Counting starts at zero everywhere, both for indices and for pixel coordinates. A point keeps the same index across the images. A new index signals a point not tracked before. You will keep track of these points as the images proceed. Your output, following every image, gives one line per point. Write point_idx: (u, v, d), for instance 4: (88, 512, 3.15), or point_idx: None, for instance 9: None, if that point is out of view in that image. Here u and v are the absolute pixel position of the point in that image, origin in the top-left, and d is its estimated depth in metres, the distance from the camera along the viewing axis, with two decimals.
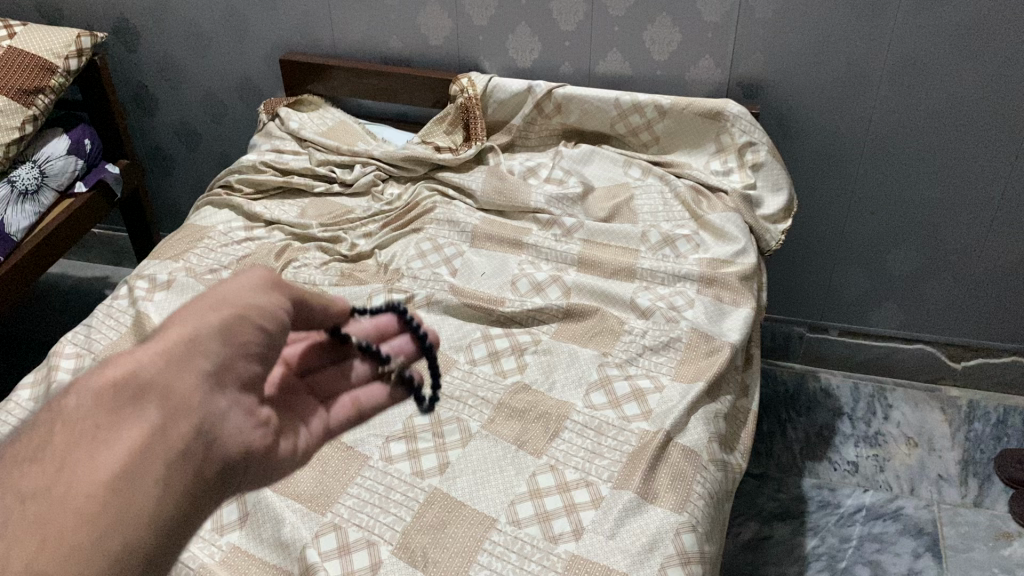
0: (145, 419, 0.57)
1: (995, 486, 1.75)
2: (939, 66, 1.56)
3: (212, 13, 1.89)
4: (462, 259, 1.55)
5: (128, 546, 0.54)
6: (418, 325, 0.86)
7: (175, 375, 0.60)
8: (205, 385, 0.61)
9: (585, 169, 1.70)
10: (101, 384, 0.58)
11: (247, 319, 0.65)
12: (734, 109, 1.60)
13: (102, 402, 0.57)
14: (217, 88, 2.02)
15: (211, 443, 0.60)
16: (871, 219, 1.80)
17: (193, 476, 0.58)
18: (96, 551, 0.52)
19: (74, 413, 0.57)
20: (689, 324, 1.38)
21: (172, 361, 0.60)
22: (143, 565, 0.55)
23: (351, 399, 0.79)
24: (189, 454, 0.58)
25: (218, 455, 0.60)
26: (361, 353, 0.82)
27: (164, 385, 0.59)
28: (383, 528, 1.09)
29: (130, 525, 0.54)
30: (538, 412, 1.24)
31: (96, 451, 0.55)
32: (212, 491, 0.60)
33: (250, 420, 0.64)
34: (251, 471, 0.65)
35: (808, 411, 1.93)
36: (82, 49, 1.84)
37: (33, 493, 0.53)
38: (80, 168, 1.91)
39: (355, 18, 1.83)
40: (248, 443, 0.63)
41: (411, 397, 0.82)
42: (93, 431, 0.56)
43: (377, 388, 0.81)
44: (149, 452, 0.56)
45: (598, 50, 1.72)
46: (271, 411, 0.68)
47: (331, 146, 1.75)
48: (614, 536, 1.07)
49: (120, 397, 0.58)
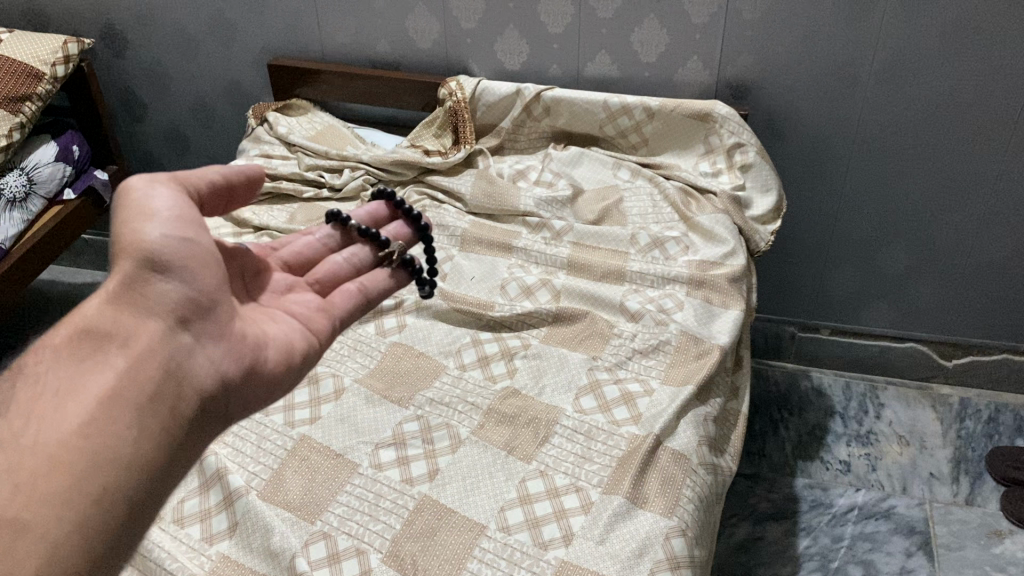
0: (115, 364, 0.78)
1: (986, 483, 1.75)
2: (925, 66, 1.57)
3: (199, 17, 1.89)
4: (452, 263, 1.54)
5: (125, 457, 0.74)
6: (415, 215, 1.14)
7: (129, 333, 0.81)
8: (161, 334, 0.82)
9: (574, 171, 1.69)
10: (72, 348, 0.79)
11: (167, 242, 0.84)
12: (722, 109, 1.60)
13: (74, 360, 0.78)
14: (205, 92, 2.02)
15: (180, 377, 0.81)
16: (859, 219, 1.80)
17: (167, 403, 0.79)
18: (102, 461, 0.72)
19: (60, 369, 0.78)
20: (678, 327, 1.38)
21: (120, 322, 0.82)
22: (147, 468, 0.75)
23: (357, 282, 1.03)
24: (162, 388, 0.79)
25: (189, 385, 0.81)
26: (368, 240, 1.09)
27: (123, 340, 0.81)
28: (373, 536, 1.09)
29: (121, 442, 0.74)
30: (527, 417, 1.24)
31: (81, 394, 0.76)
32: (193, 417, 0.81)
33: (217, 355, 0.85)
34: (233, 395, 0.86)
35: (800, 411, 1.94)
36: (69, 55, 1.83)
37: (37, 431, 0.72)
38: (68, 175, 1.89)
39: (342, 22, 1.82)
40: (221, 371, 0.84)
41: (408, 275, 1.07)
42: (75, 380, 0.77)
43: (380, 270, 1.06)
44: (119, 396, 0.76)
45: (586, 52, 1.72)
46: (242, 336, 0.88)
47: (320, 150, 1.74)
48: (604, 541, 1.06)
49: (89, 353, 0.79)
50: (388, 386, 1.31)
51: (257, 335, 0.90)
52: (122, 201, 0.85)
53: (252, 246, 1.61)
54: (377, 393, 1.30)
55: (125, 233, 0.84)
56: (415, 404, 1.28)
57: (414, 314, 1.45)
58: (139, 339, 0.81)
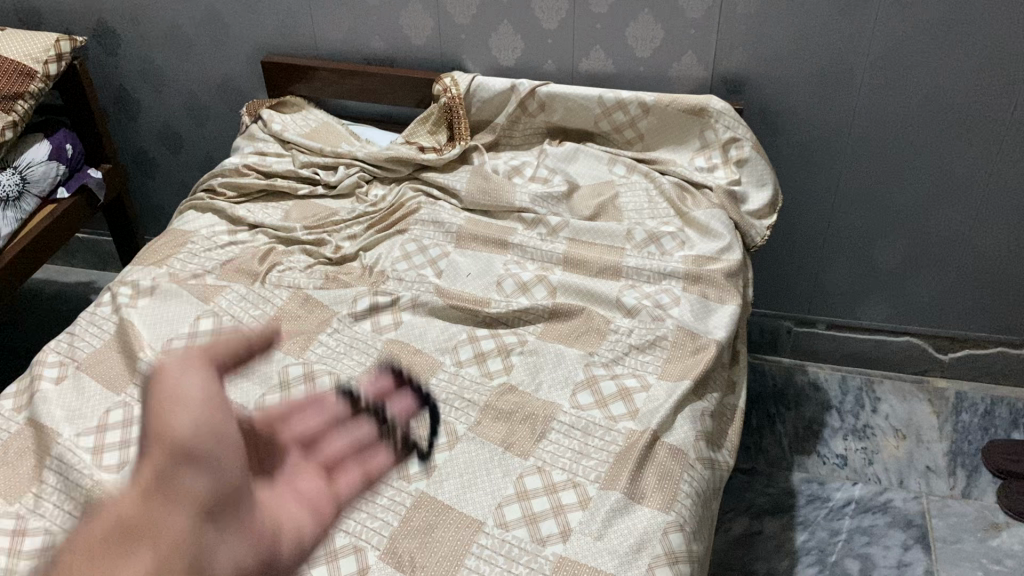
0: (138, 564, 0.63)
1: (983, 476, 1.76)
2: (921, 58, 1.57)
3: (192, 15, 1.88)
4: (448, 260, 1.54)
5: None
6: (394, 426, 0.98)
7: (158, 521, 0.66)
8: (191, 525, 0.67)
9: (569, 167, 1.69)
10: (89, 535, 0.64)
11: (202, 431, 0.70)
12: (717, 104, 1.60)
13: (92, 553, 0.63)
14: (199, 90, 2.01)
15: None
16: (856, 212, 1.80)
17: None
18: None
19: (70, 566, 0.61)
20: (674, 322, 1.38)
21: (147, 506, 0.67)
22: None
23: (360, 469, 0.87)
24: None
25: None
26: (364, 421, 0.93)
27: (150, 530, 0.66)
28: (371, 533, 1.08)
29: None
30: (524, 413, 1.24)
31: None
32: None
33: (240, 551, 0.71)
34: None
35: (796, 405, 1.94)
36: (61, 53, 1.82)
37: None
38: (62, 173, 1.89)
39: (336, 18, 1.81)
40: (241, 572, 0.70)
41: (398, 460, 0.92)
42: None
43: (384, 457, 0.89)
44: None
45: (581, 48, 1.72)
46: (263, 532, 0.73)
47: (314, 147, 1.74)
48: (602, 537, 1.06)
49: (108, 547, 0.64)
50: None
51: (272, 523, 0.75)
52: (158, 380, 0.71)
53: (246, 244, 1.60)
54: None
55: (156, 420, 0.70)
56: None
57: (411, 311, 1.44)
58: (170, 532, 0.66)
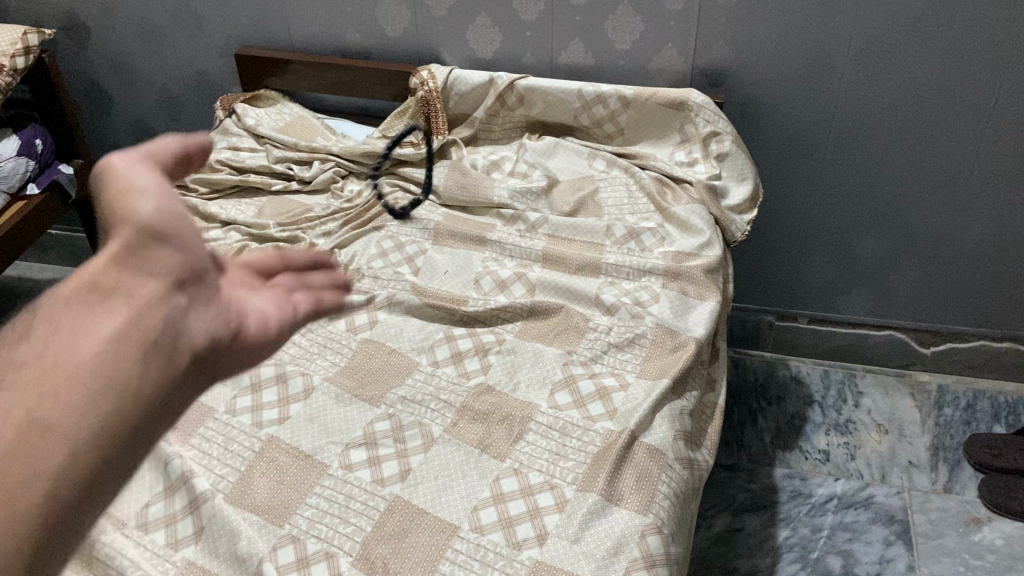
0: (103, 327, 0.52)
1: (964, 470, 1.75)
2: (902, 51, 1.55)
3: (164, 7, 1.84)
4: (425, 258, 1.52)
5: (72, 459, 0.50)
6: None
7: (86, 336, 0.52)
8: (141, 301, 0.53)
9: (549, 161, 1.66)
10: (70, 289, 0.54)
11: (166, 219, 0.56)
12: (698, 98, 1.58)
13: (66, 307, 0.54)
14: (172, 84, 1.97)
15: (178, 332, 0.54)
16: (836, 206, 1.79)
17: (162, 365, 0.53)
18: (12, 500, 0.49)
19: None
20: (654, 320, 1.35)
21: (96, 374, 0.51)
22: (101, 459, 0.51)
23: None
24: (154, 349, 0.53)
25: (186, 342, 0.54)
26: None
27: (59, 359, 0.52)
28: (343, 538, 1.06)
29: (55, 452, 0.50)
30: (501, 414, 1.22)
31: (64, 349, 0.52)
32: (143, 432, 0.53)
33: (217, 316, 0.57)
34: (225, 353, 0.57)
35: (778, 401, 1.92)
36: (29, 46, 1.77)
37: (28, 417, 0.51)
38: (32, 169, 1.84)
39: (311, 10, 1.78)
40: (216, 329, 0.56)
41: None
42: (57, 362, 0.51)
43: None
44: (91, 379, 0.51)
45: (560, 41, 1.69)
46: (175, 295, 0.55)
47: (289, 142, 1.70)
48: (579, 540, 1.05)
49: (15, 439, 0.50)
50: (359, 385, 1.28)
51: (232, 305, 0.59)
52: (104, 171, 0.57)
53: (219, 241, 1.57)
54: (348, 392, 1.27)
55: (112, 212, 0.56)
56: (386, 403, 1.25)
57: (387, 310, 1.42)
58: (132, 297, 0.53)
